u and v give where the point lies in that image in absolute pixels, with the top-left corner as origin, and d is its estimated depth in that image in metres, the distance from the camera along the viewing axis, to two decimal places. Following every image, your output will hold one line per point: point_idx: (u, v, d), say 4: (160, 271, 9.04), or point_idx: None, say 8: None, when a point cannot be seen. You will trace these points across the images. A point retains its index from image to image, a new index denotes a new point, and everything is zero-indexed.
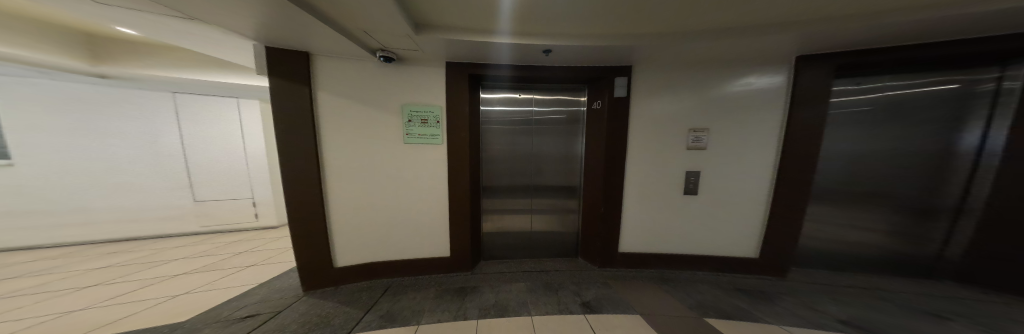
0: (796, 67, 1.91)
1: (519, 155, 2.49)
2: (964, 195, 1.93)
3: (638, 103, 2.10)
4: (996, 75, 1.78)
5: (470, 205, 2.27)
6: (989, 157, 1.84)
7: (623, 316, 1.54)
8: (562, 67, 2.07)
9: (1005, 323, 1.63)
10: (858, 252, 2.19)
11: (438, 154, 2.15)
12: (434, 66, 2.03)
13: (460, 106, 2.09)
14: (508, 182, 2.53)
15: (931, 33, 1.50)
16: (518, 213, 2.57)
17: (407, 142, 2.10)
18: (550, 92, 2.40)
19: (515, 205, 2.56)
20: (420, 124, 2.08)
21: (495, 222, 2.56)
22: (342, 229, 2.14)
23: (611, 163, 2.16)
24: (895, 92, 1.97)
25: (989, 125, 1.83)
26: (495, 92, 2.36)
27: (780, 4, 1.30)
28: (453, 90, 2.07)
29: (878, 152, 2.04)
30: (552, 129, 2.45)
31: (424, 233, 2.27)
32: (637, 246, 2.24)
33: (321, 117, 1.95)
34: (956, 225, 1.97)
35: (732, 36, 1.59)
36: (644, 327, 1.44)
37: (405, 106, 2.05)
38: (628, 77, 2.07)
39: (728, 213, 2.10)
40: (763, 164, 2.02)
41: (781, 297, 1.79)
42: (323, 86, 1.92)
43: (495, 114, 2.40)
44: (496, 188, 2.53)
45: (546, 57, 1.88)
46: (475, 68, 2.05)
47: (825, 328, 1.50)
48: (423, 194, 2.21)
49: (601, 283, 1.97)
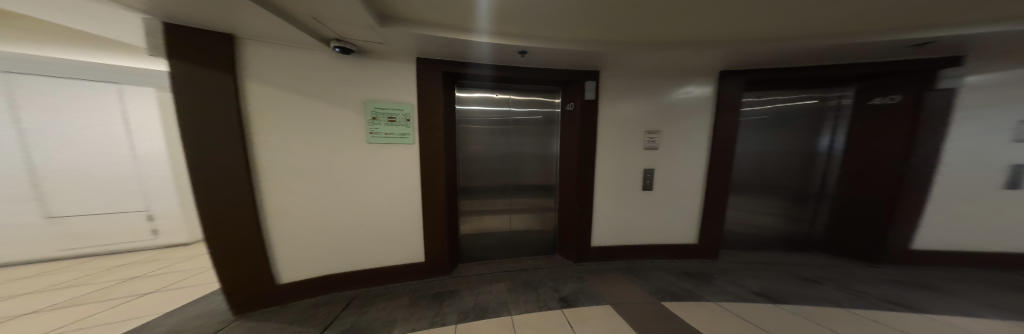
0: (719, 79, 2.31)
1: (498, 156, 2.48)
2: (823, 184, 2.65)
3: (606, 106, 2.28)
4: (839, 94, 2.49)
5: (446, 208, 2.18)
6: (835, 154, 2.57)
7: (596, 307, 1.71)
8: (538, 69, 2.11)
9: (849, 278, 2.20)
10: (766, 235, 2.79)
11: (409, 154, 2.00)
12: (402, 60, 1.86)
13: (433, 104, 1.96)
14: (487, 183, 2.52)
15: (804, 58, 2.00)
16: (496, 213, 2.59)
17: (371, 142, 1.89)
18: (528, 94, 2.42)
19: (494, 206, 2.57)
20: (389, 122, 1.89)
21: (475, 224, 2.54)
22: (292, 242, 1.86)
23: (582, 163, 2.32)
24: (784, 104, 2.55)
25: (835, 131, 2.54)
26: (473, 92, 2.29)
27: (714, 25, 1.55)
28: (424, 86, 1.92)
29: (777, 152, 2.63)
30: (529, 130, 2.49)
31: (394, 240, 2.11)
32: (606, 238, 2.48)
33: (254, 112, 1.62)
34: (819, 207, 2.69)
35: (679, 49, 1.83)
36: (614, 315, 1.62)
37: (369, 102, 1.84)
38: (596, 81, 2.23)
39: (675, 203, 2.47)
40: (699, 161, 2.41)
41: (715, 277, 2.16)
42: (254, 75, 1.59)
43: (472, 114, 2.33)
44: (474, 190, 2.49)
45: (523, 58, 1.88)
46: (450, 66, 1.94)
47: (743, 299, 1.84)
48: (392, 199, 2.04)
49: (577, 278, 2.15)
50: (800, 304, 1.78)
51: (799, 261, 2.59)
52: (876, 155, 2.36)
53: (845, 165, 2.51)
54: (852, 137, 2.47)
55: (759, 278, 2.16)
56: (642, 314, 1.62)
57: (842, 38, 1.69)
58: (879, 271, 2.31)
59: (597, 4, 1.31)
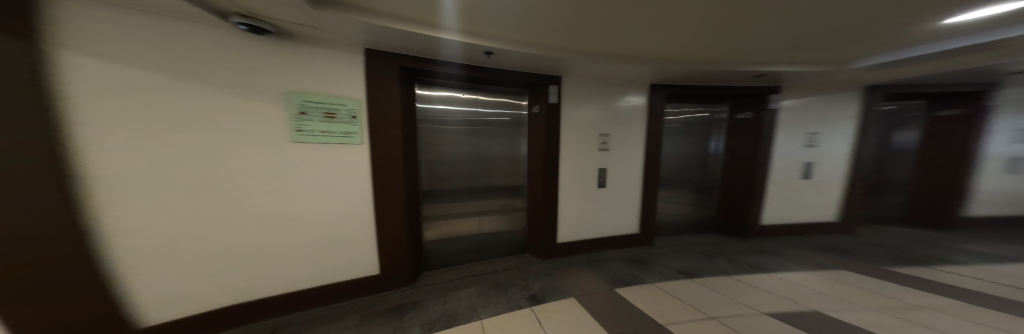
0: (651, 90, 2.77)
1: (466, 157, 2.44)
2: (718, 178, 3.49)
3: (567, 111, 2.46)
4: (725, 109, 3.32)
5: (407, 214, 2.01)
6: (718, 154, 3.43)
7: (562, 301, 1.87)
8: (504, 71, 2.12)
9: (733, 250, 2.99)
10: (685, 221, 3.55)
11: (355, 155, 1.76)
12: (346, 50, 1.66)
13: (389, 100, 1.79)
14: (456, 185, 2.46)
15: (704, 77, 2.58)
16: (464, 215, 2.53)
17: (297, 140, 1.60)
18: (496, 95, 2.44)
19: (461, 209, 2.51)
20: (327, 119, 1.65)
21: (442, 228, 2.45)
22: (173, 272, 1.41)
23: (546, 163, 2.46)
24: (692, 116, 3.28)
25: (721, 137, 3.38)
26: (440, 91, 2.23)
27: (650, 43, 1.83)
28: (373, 79, 1.73)
29: (688, 154, 3.37)
30: (498, 131, 2.52)
31: (333, 255, 1.82)
32: (569, 233, 2.71)
33: (71, 94, 1.11)
34: (717, 197, 3.54)
35: (625, 60, 2.11)
36: (578, 308, 1.80)
37: (297, 94, 1.57)
38: (559, 85, 2.38)
39: (623, 198, 2.87)
40: (638, 160, 2.85)
41: (653, 262, 2.62)
42: (70, 42, 1.10)
43: (437, 113, 2.26)
44: (441, 192, 2.40)
45: (489, 58, 1.84)
46: (412, 62, 1.81)
47: (671, 278, 2.29)
48: (327, 207, 1.75)
49: (546, 275, 2.31)
50: (707, 276, 2.33)
51: (703, 239, 3.38)
52: (745, 157, 3.24)
53: (726, 162, 3.39)
54: (728, 141, 3.35)
55: (680, 258, 2.73)
56: (600, 302, 1.87)
57: (720, 65, 2.30)
58: (745, 243, 3.20)
59: (560, 15, 1.39)
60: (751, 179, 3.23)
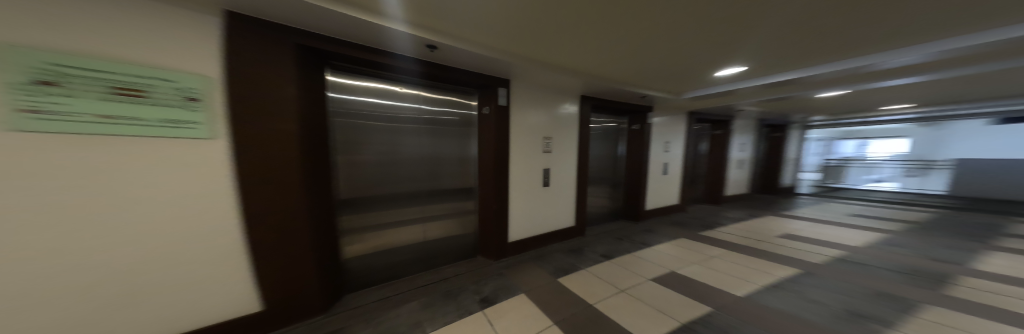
0: (583, 101, 3.23)
1: (410, 156, 2.23)
2: (625, 176, 4.38)
3: (517, 114, 2.58)
4: (626, 121, 4.19)
5: (313, 228, 1.65)
6: (623, 156, 4.32)
7: (513, 298, 1.96)
8: (446, 68, 2.06)
9: (635, 231, 3.84)
10: (605, 212, 4.30)
11: (202, 153, 1.27)
12: (186, 10, 1.19)
13: (270, 89, 1.40)
14: (397, 189, 2.20)
15: (616, 93, 3.20)
16: (404, 223, 2.28)
17: (27, 128, 0.94)
18: (444, 92, 2.34)
19: (400, 216, 2.25)
20: (120, 97, 1.08)
21: (375, 238, 2.14)
22: None
23: (494, 163, 2.49)
24: (608, 125, 4.02)
25: (625, 143, 4.26)
26: (369, 81, 1.99)
27: (583, 61, 2.16)
28: (229, 56, 1.29)
29: (603, 156, 4.11)
30: (446, 132, 2.41)
31: (163, 294, 1.28)
32: (518, 232, 2.83)
33: None
34: (625, 192, 4.41)
35: (565, 73, 2.39)
36: (528, 302, 1.92)
37: (29, 52, 0.92)
38: (508, 89, 2.46)
39: (563, 196, 3.23)
40: (573, 161, 3.26)
41: (586, 249, 3.06)
42: None
43: (369, 106, 2.00)
44: (374, 198, 2.09)
45: (431, 52, 1.78)
46: (347, 48, 1.62)
47: (596, 261, 2.73)
48: (131, 229, 1.17)
49: (499, 275, 2.36)
50: (623, 255, 2.91)
51: (618, 225, 4.19)
52: (638, 159, 4.19)
53: (629, 163, 4.29)
54: (628, 146, 4.25)
55: (603, 243, 3.30)
56: (551, 294, 2.06)
57: (625, 86, 2.94)
58: (636, 225, 4.15)
59: (512, 24, 1.48)
60: (639, 174, 4.20)
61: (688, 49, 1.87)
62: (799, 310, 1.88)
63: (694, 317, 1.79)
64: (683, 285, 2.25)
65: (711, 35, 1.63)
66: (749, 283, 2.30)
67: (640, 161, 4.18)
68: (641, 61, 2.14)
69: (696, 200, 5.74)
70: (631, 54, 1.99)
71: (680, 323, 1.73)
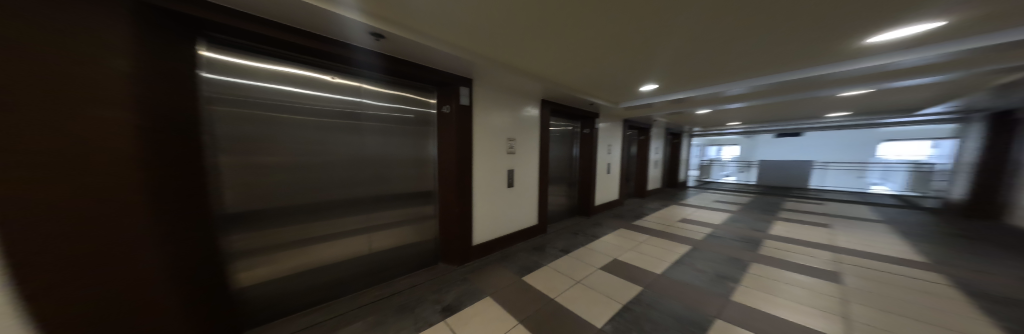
0: (543, 104, 3.39)
1: (347, 157, 1.96)
2: (579, 175, 4.75)
3: (479, 115, 2.54)
4: (580, 125, 4.57)
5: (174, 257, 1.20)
6: (577, 158, 4.68)
7: (477, 303, 1.90)
8: (385, 56, 1.84)
9: (587, 225, 4.19)
10: (563, 210, 4.58)
11: None
12: None
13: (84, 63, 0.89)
14: (327, 196, 1.90)
15: (570, 99, 3.45)
16: (333, 237, 1.96)
17: None
18: (392, 86, 2.16)
19: (331, 228, 1.94)
20: None
21: (291, 257, 1.79)
22: None
23: (456, 164, 2.38)
24: (564, 128, 4.31)
25: (579, 146, 4.62)
26: (280, 65, 1.65)
27: (541, 67, 2.26)
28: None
29: (560, 158, 4.37)
30: (394, 132, 2.20)
31: None
32: (482, 235, 2.78)
33: None
34: (579, 190, 4.78)
35: (526, 76, 2.46)
36: (494, 304, 1.89)
37: None
38: (469, 88, 2.41)
39: (526, 196, 3.30)
40: (535, 162, 3.36)
41: (546, 246, 3.19)
42: None
43: (286, 97, 1.68)
44: (285, 209, 1.73)
45: (376, 40, 1.61)
46: (285, 33, 1.42)
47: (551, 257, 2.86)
48: None
49: (462, 280, 2.26)
50: (579, 248, 3.15)
51: (573, 220, 4.51)
52: (587, 160, 4.61)
53: (582, 164, 4.66)
54: (581, 148, 4.63)
55: (563, 239, 3.50)
56: (517, 292, 2.09)
57: (577, 92, 3.21)
58: (589, 220, 4.54)
59: (474, 22, 1.45)
60: (589, 173, 4.60)
61: (629, 61, 2.14)
62: (699, 281, 2.34)
63: (634, 298, 2.05)
64: (626, 270, 2.56)
65: (645, 52, 1.92)
66: (665, 262, 2.77)
67: (591, 162, 4.60)
68: (590, 70, 2.37)
69: (630, 194, 6.62)
70: (582, 63, 2.18)
71: (621, 305, 1.96)
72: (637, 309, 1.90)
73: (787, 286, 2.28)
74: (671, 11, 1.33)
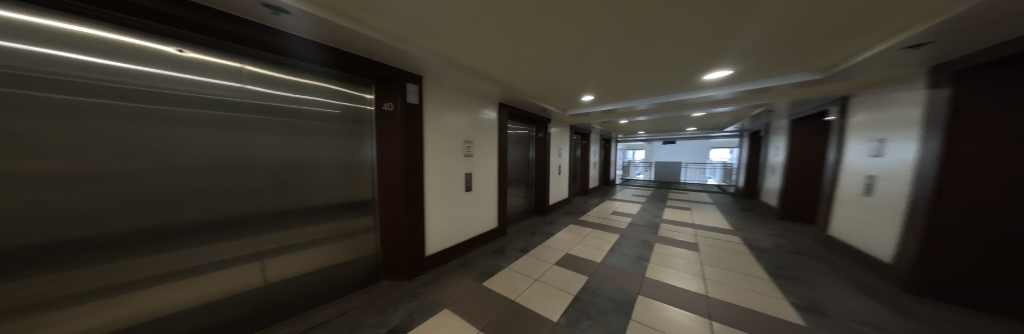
0: (500, 107, 3.41)
1: (227, 160, 1.50)
2: (535, 177, 4.95)
3: (429, 115, 2.39)
4: (535, 129, 4.78)
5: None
6: (533, 160, 4.87)
7: (432, 317, 1.75)
8: (299, 39, 1.51)
9: (543, 224, 4.38)
10: (521, 211, 4.67)
11: None
12: None
13: None
14: (177, 215, 1.37)
15: (525, 104, 3.59)
16: (169, 276, 1.36)
17: None
18: (296, 72, 1.77)
19: (165, 266, 1.35)
20: None
21: (79, 314, 1.18)
22: None
23: (404, 166, 2.15)
24: (521, 132, 4.43)
25: (535, 149, 4.83)
26: (139, 38, 1.22)
27: (497, 69, 2.27)
28: None
29: (518, 161, 4.47)
30: (294, 129, 1.77)
31: None
32: (437, 244, 2.59)
33: None
34: (535, 192, 4.98)
35: (483, 78, 2.44)
36: (451, 316, 1.78)
37: None
38: (418, 86, 2.24)
39: (485, 200, 3.24)
40: (493, 165, 3.34)
41: (506, 248, 3.18)
42: None
43: (82, 70, 1.08)
44: (67, 243, 1.12)
45: (279, 17, 1.28)
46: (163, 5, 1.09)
47: (507, 258, 2.87)
48: None
49: (414, 295, 2.05)
50: (537, 247, 3.25)
51: (530, 220, 4.65)
52: (542, 162, 4.85)
53: (537, 166, 4.87)
54: (537, 151, 4.84)
55: (522, 239, 3.56)
56: (476, 299, 2.01)
57: (531, 98, 3.36)
58: (544, 219, 4.77)
59: (425, 17, 1.35)
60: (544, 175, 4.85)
61: (577, 72, 2.36)
62: (628, 265, 2.71)
63: (584, 287, 2.24)
64: (578, 263, 2.77)
65: (587, 65, 2.16)
66: (602, 251, 3.13)
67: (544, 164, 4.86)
68: (540, 77, 2.52)
69: (575, 193, 7.26)
70: (533, 70, 2.31)
71: (573, 295, 2.11)
72: (586, 298, 2.07)
73: (681, 260, 2.87)
74: (609, 32, 1.55)
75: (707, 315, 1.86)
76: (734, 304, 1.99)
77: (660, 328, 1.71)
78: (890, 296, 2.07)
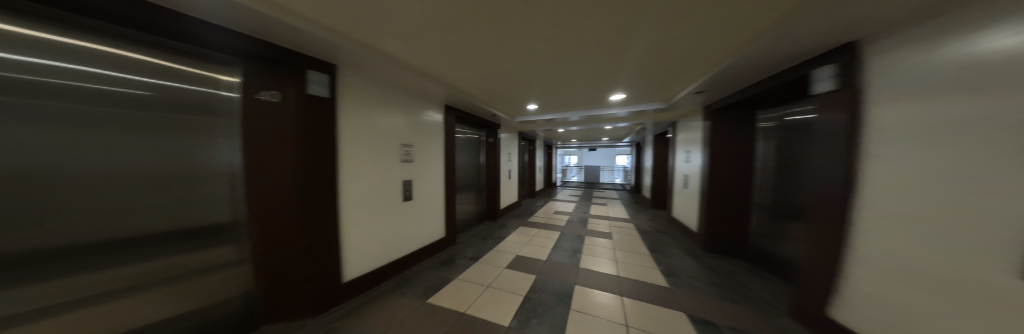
0: (445, 110, 3.28)
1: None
2: (485, 182, 4.92)
3: (350, 113, 2.07)
4: (485, 134, 4.78)
5: None
6: (483, 165, 4.84)
7: None
8: None
9: (492, 229, 4.38)
10: (472, 218, 4.54)
11: None
12: None
13: None
14: None
15: (472, 108, 3.55)
16: None
17: None
18: (72, 33, 1.10)
19: None
20: None
21: None
22: None
23: (303, 174, 1.79)
24: (470, 136, 4.35)
25: (485, 153, 4.81)
26: None
27: (439, 71, 2.19)
28: None
29: (467, 165, 4.36)
30: (21, 117, 0.99)
31: None
32: (363, 265, 2.24)
33: None
34: (484, 196, 4.94)
35: (425, 78, 2.29)
36: None
37: None
38: (327, 75, 1.91)
39: (427, 208, 3.02)
40: (436, 170, 3.17)
41: (456, 258, 3.02)
42: None
43: None
44: None
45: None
46: None
47: (443, 266, 2.78)
48: None
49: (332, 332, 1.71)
50: (482, 252, 3.22)
51: (478, 226, 4.58)
52: (491, 166, 4.87)
53: (487, 170, 4.87)
54: (486, 155, 4.83)
55: (473, 246, 3.46)
56: (417, 321, 1.80)
57: (479, 102, 3.35)
58: (496, 223, 4.78)
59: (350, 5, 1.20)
60: (496, 180, 4.90)
61: (519, 81, 2.51)
62: (567, 259, 2.98)
63: (533, 286, 2.34)
64: (523, 263, 2.87)
65: (527, 74, 2.31)
66: (547, 249, 3.35)
67: (493, 168, 4.89)
68: (485, 81, 2.53)
69: (524, 196, 7.60)
70: (479, 74, 2.31)
71: (522, 296, 2.17)
72: (536, 296, 2.16)
73: (605, 248, 3.36)
74: (543, 47, 1.70)
75: (620, 293, 2.24)
76: (640, 281, 2.46)
77: (593, 313, 1.94)
78: (705, 258, 3.08)
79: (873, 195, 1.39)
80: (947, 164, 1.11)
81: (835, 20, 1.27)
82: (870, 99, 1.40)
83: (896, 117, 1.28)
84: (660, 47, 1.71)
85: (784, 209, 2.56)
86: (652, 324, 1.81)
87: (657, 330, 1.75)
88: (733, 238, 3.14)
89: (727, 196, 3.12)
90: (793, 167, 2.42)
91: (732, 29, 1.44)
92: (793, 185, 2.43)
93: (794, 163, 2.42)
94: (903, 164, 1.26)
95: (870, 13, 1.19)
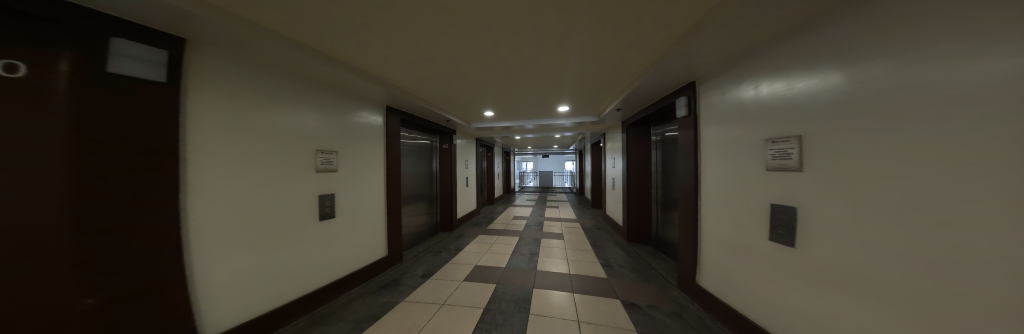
0: (385, 113, 2.97)
1: None
2: (439, 191, 4.61)
3: (233, 111, 1.64)
4: (438, 140, 4.54)
5: None
6: (436, 173, 4.55)
7: None
8: None
9: (446, 241, 4.11)
10: (422, 231, 4.16)
11: None
12: None
13: None
14: None
15: (419, 111, 3.32)
16: None
17: None
18: None
19: None
20: None
21: None
22: None
23: (99, 193, 1.19)
24: (419, 142, 4.05)
25: (438, 160, 4.55)
26: None
27: (368, 66, 1.98)
28: None
29: (416, 174, 4.02)
30: None
31: None
32: (250, 305, 1.74)
33: None
34: (438, 207, 4.61)
35: (356, 75, 2.04)
36: None
37: None
38: (157, 49, 1.35)
39: (359, 224, 2.63)
40: (372, 180, 2.80)
41: (404, 278, 2.70)
42: None
43: None
44: None
45: None
46: None
47: (378, 292, 2.43)
48: None
49: None
50: (433, 268, 2.96)
51: (431, 238, 4.23)
52: (444, 174, 4.61)
53: (441, 178, 4.59)
54: (438, 163, 4.55)
55: (423, 263, 3.15)
56: None
57: (430, 105, 3.16)
58: (451, 234, 4.50)
59: None
60: (450, 188, 4.65)
61: (463, 85, 2.46)
62: (525, 264, 3.01)
63: (492, 296, 2.26)
64: (477, 274, 2.77)
65: (473, 79, 2.27)
66: (507, 255, 3.34)
67: (447, 176, 4.64)
68: (431, 82, 2.37)
69: (483, 204, 7.45)
70: (417, 73, 2.13)
71: (482, 308, 2.07)
72: (495, 307, 2.09)
73: (558, 249, 3.52)
74: (483, 52, 1.72)
75: (572, 291, 2.36)
76: (587, 277, 2.65)
77: (551, 314, 1.98)
78: (628, 247, 3.57)
79: (720, 188, 1.92)
80: (748, 164, 1.65)
81: (695, 56, 1.67)
82: (712, 122, 1.99)
83: (726, 135, 1.84)
84: (585, 63, 1.91)
85: (668, 204, 3.24)
86: (599, 316, 1.96)
87: (601, 320, 1.90)
88: (642, 228, 3.74)
89: (635, 193, 3.76)
90: (670, 171, 3.12)
91: (639, 50, 1.70)
92: (672, 184, 3.13)
93: (671, 167, 3.11)
94: (725, 168, 1.86)
95: (714, 52, 1.63)
